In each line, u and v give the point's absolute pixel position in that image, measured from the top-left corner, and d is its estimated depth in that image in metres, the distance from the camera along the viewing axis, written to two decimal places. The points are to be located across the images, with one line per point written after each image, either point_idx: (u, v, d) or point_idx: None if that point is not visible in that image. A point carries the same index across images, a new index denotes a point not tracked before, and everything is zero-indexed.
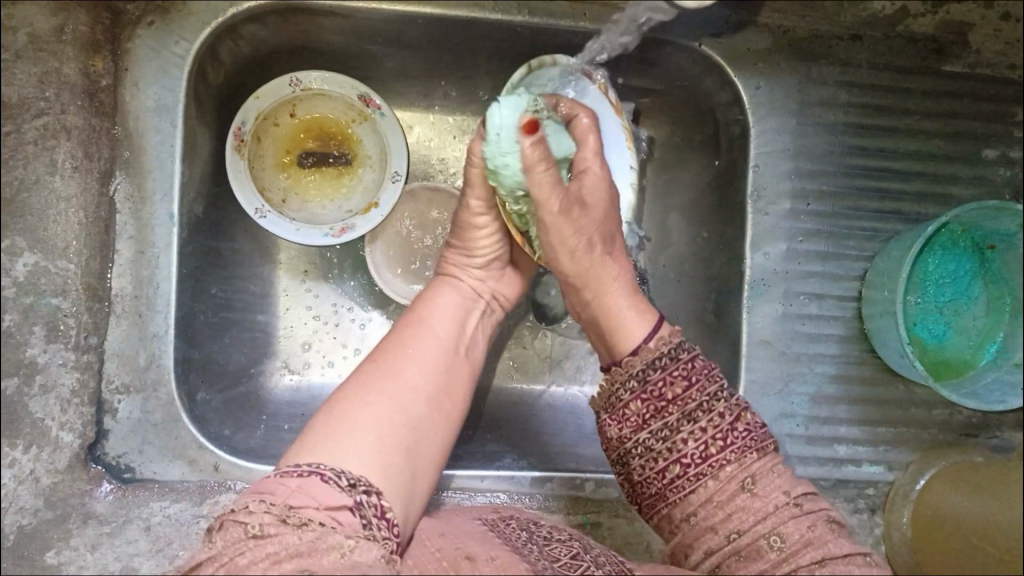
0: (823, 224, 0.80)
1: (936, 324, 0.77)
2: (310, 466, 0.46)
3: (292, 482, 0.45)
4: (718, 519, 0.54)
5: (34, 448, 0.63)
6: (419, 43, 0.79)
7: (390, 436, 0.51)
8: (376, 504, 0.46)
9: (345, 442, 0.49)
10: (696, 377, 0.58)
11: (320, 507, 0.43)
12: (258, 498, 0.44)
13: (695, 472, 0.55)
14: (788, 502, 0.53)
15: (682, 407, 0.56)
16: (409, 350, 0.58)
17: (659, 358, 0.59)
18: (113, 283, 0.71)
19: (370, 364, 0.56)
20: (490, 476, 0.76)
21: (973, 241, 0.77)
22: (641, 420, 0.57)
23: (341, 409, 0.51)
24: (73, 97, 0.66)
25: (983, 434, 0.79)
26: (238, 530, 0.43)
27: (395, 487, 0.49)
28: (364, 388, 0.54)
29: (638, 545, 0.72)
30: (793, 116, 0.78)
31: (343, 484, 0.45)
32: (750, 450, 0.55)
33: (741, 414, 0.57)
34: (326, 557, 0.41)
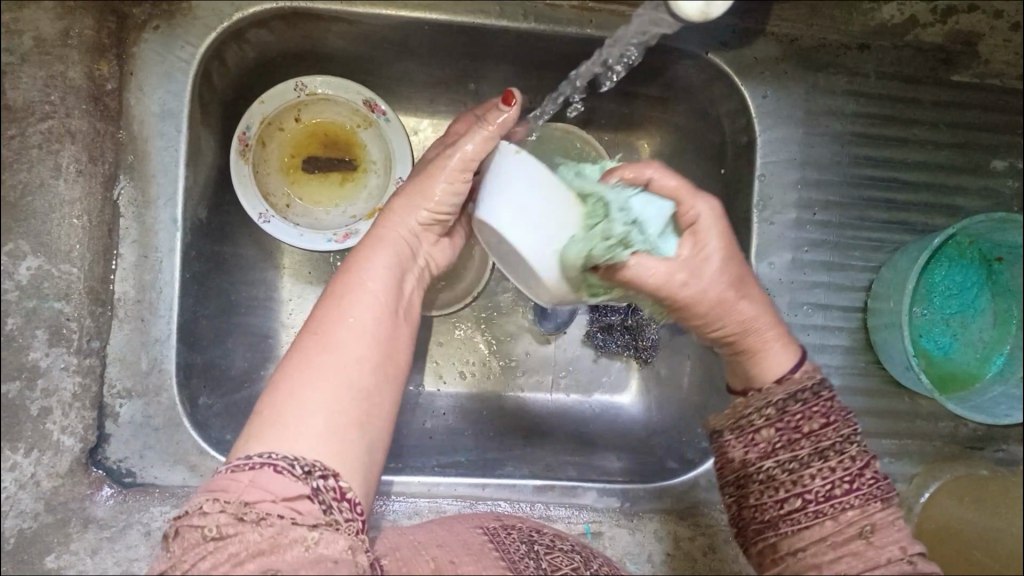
0: (829, 234, 0.79)
1: (941, 335, 0.76)
2: (260, 458, 0.45)
3: (244, 477, 0.43)
4: (826, 561, 0.50)
5: (36, 452, 0.63)
6: (425, 49, 0.78)
7: (342, 410, 0.48)
8: (334, 487, 0.45)
9: (295, 422, 0.47)
10: (836, 415, 0.54)
11: (277, 500, 0.43)
12: (212, 496, 0.43)
13: (814, 510, 0.51)
14: (904, 557, 0.50)
15: (815, 442, 0.52)
16: (346, 316, 0.53)
17: (784, 398, 0.55)
18: (116, 287, 0.71)
19: (313, 324, 0.53)
20: (492, 485, 0.76)
21: (980, 253, 0.76)
22: (768, 449, 0.54)
23: (285, 383, 0.49)
24: (78, 101, 0.66)
25: (989, 447, 0.78)
26: (193, 534, 0.42)
27: (352, 460, 0.48)
28: (305, 363, 0.50)
29: (638, 554, 0.71)
30: (800, 126, 0.78)
31: (298, 473, 0.44)
32: (875, 498, 0.51)
33: (872, 459, 0.52)
34: (289, 552, 0.41)
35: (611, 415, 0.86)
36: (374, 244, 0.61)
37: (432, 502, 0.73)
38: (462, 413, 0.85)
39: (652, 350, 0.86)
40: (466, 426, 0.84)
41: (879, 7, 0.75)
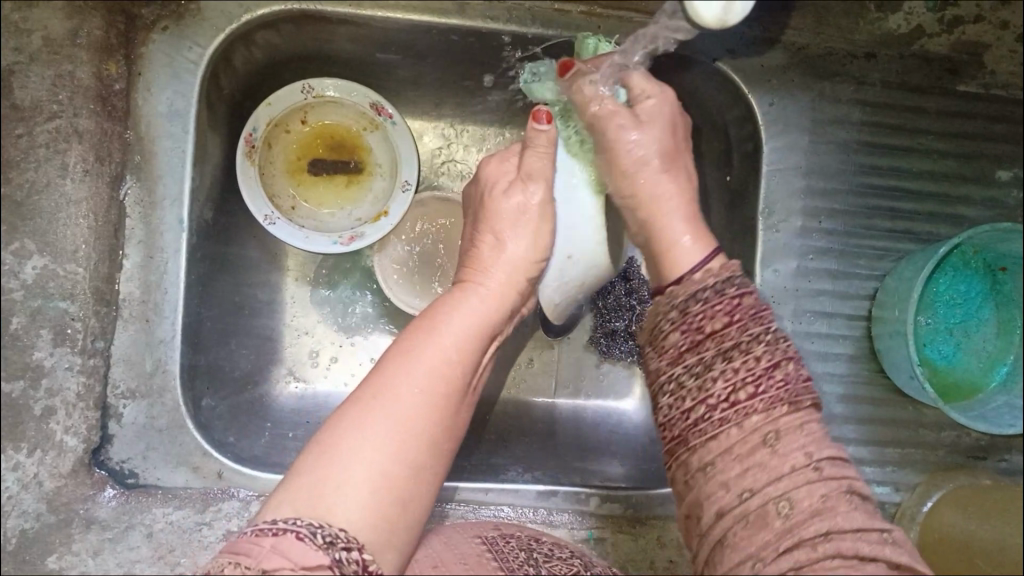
0: (834, 242, 0.79)
1: (946, 344, 0.76)
2: (286, 524, 0.43)
3: (266, 541, 0.41)
4: (732, 476, 0.46)
5: (38, 452, 0.63)
6: (432, 54, 0.78)
7: (386, 479, 0.47)
8: (357, 559, 0.43)
9: (328, 488, 0.45)
10: (742, 315, 0.51)
11: (295, 567, 0.40)
12: (234, 560, 0.41)
13: (719, 418, 0.48)
14: (807, 464, 0.45)
15: (719, 343, 0.50)
16: (411, 378, 0.52)
17: (705, 288, 0.53)
18: (121, 287, 0.71)
19: (369, 386, 0.51)
20: (495, 489, 0.76)
21: (985, 263, 0.76)
22: (680, 350, 0.52)
23: (336, 446, 0.47)
24: (86, 101, 0.66)
25: (992, 457, 0.79)
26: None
27: (382, 536, 0.46)
28: (366, 415, 0.49)
29: (642, 562, 0.72)
30: (806, 133, 0.78)
31: (319, 542, 0.42)
32: (781, 402, 0.47)
33: (782, 361, 0.49)
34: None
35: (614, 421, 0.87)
36: (449, 305, 0.59)
37: (436, 504, 0.73)
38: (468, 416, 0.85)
39: None
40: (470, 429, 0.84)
41: (886, 17, 0.75)
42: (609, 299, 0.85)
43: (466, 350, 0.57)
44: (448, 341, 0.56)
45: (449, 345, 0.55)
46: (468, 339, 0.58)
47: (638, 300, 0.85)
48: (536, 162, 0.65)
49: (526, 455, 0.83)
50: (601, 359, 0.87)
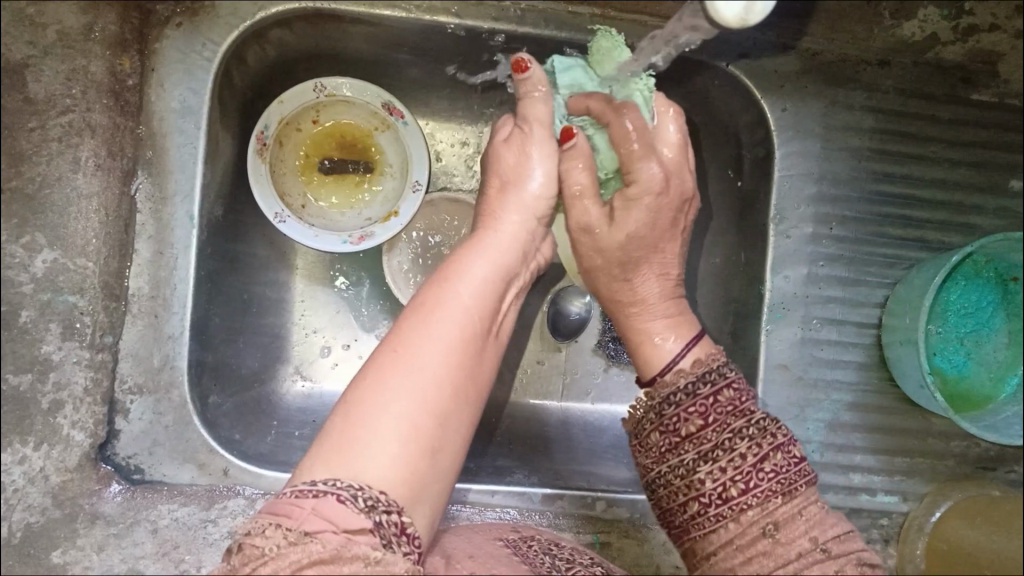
0: (844, 250, 0.79)
1: (956, 353, 0.76)
2: (325, 486, 0.43)
3: (307, 503, 0.42)
4: (737, 563, 0.52)
5: (45, 446, 0.63)
6: (444, 55, 0.79)
7: (416, 438, 0.47)
8: (396, 522, 0.44)
9: (360, 456, 0.45)
10: (717, 413, 0.56)
11: (338, 530, 0.41)
12: (276, 521, 0.42)
13: (716, 513, 0.53)
14: (814, 548, 0.51)
15: (698, 445, 0.55)
16: (431, 333, 0.52)
17: (677, 391, 0.58)
18: (130, 282, 0.71)
19: (389, 345, 0.51)
20: (501, 492, 0.76)
21: (997, 273, 0.76)
22: (663, 451, 0.57)
23: (361, 409, 0.47)
24: (98, 96, 0.66)
25: (1001, 468, 0.78)
26: (253, 555, 0.41)
27: (414, 491, 0.46)
28: (386, 373, 0.49)
29: (646, 567, 0.71)
30: (817, 140, 0.78)
31: (361, 505, 0.43)
32: (776, 493, 0.53)
33: (770, 451, 0.54)
34: (350, 565, 0.40)
35: (621, 425, 0.86)
36: (466, 260, 0.59)
37: None
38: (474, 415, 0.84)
39: None
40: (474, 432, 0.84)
41: (899, 25, 0.75)
42: None
43: (483, 306, 0.57)
44: (464, 297, 0.56)
45: (464, 301, 0.55)
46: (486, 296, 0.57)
47: None
48: (538, 108, 0.65)
49: (531, 457, 0.83)
50: (609, 362, 0.87)
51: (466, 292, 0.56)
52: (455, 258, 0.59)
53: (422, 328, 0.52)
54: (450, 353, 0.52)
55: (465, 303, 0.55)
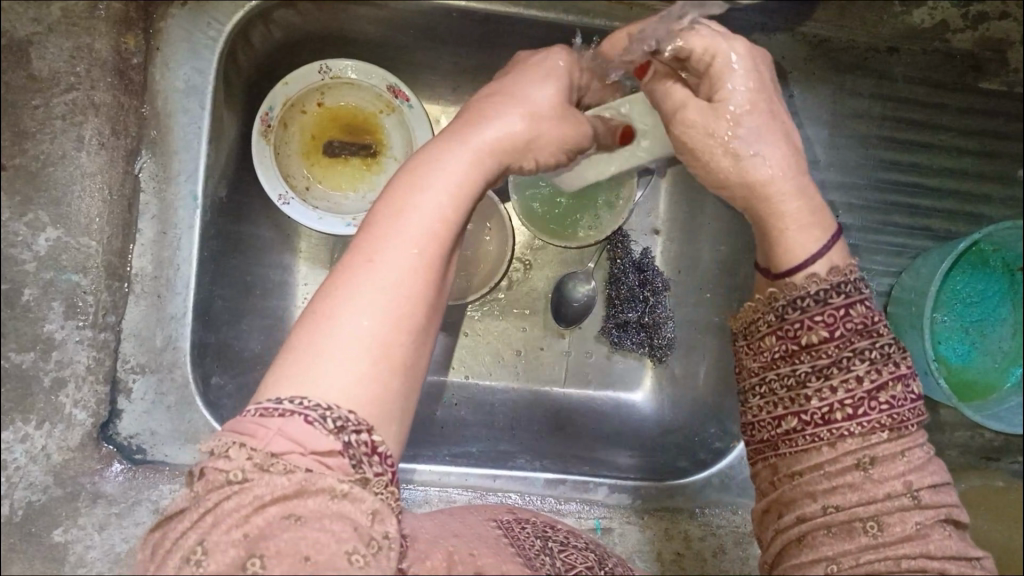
0: (850, 237, 0.79)
1: (960, 343, 0.75)
2: (292, 405, 0.40)
3: (273, 423, 0.39)
4: (820, 490, 0.49)
5: (47, 424, 0.63)
6: (451, 37, 0.78)
7: (384, 352, 0.43)
8: (367, 442, 0.41)
9: (326, 373, 0.42)
10: (846, 328, 0.50)
11: (305, 453, 0.39)
12: (238, 441, 0.40)
13: (812, 433, 0.50)
14: (904, 492, 0.48)
15: (816, 360, 0.50)
16: (399, 233, 0.47)
17: (805, 296, 0.51)
18: (134, 262, 0.70)
19: (356, 250, 0.46)
20: (503, 476, 0.77)
21: (1004, 263, 0.75)
22: (775, 356, 0.52)
23: (324, 318, 0.43)
24: (103, 74, 0.66)
25: (1005, 458, 0.77)
26: (217, 480, 0.39)
27: (385, 406, 0.43)
28: (351, 282, 0.44)
29: (648, 552, 0.71)
30: (827, 126, 0.79)
31: (329, 426, 0.40)
32: (880, 428, 0.48)
33: (889, 381, 0.49)
34: (313, 499, 0.39)
35: (625, 414, 0.86)
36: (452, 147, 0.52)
37: (442, 491, 0.74)
38: (474, 402, 0.85)
39: (666, 349, 0.85)
40: (473, 417, 0.84)
41: (910, 11, 0.73)
42: (622, 289, 0.84)
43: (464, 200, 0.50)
44: (447, 191, 0.49)
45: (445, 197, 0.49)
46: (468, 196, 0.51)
47: (652, 291, 0.84)
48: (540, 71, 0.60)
49: (535, 443, 0.83)
50: (611, 349, 0.87)
51: (447, 185, 0.50)
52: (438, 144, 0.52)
53: (391, 226, 0.47)
54: (425, 256, 0.47)
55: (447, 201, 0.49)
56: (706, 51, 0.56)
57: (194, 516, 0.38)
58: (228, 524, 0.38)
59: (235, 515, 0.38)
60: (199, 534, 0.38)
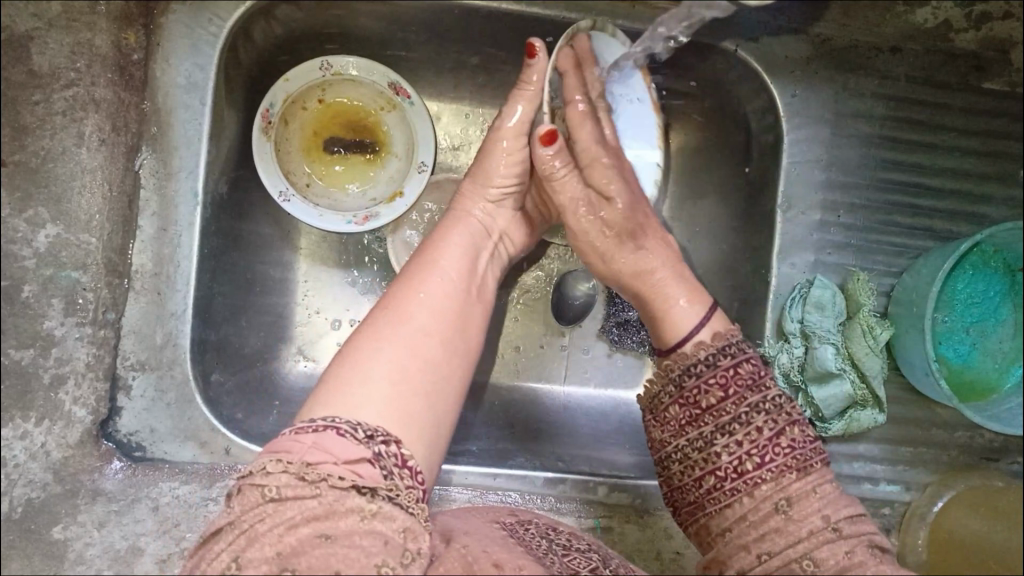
0: (851, 238, 0.78)
1: (961, 343, 0.75)
2: (324, 422, 0.46)
3: (308, 438, 0.44)
4: (751, 539, 0.53)
5: (47, 421, 0.63)
6: (452, 34, 0.78)
7: (409, 382, 0.50)
8: (395, 453, 0.46)
9: (363, 394, 0.48)
10: (738, 386, 0.57)
11: (338, 461, 0.43)
12: (275, 457, 0.43)
13: (730, 488, 0.55)
14: (826, 527, 0.52)
15: (717, 419, 0.57)
16: (414, 301, 0.56)
17: (696, 363, 0.59)
18: (134, 259, 0.70)
19: (380, 311, 0.55)
20: (503, 475, 0.76)
21: (1005, 263, 0.75)
22: (682, 424, 0.58)
23: (355, 356, 0.51)
24: (104, 70, 0.66)
25: (1005, 458, 0.78)
26: (253, 494, 0.42)
27: (415, 428, 0.49)
28: (379, 332, 0.52)
29: (647, 552, 0.71)
30: (828, 126, 0.78)
31: (359, 437, 0.45)
32: (790, 470, 0.54)
33: (787, 427, 0.56)
34: (345, 520, 0.42)
35: (623, 412, 0.87)
36: (442, 249, 0.63)
37: (442, 489, 0.73)
38: (475, 401, 0.84)
39: None
40: (474, 415, 0.84)
41: (912, 10, 0.75)
42: None
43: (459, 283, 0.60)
44: (446, 277, 0.60)
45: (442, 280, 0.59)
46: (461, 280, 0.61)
47: None
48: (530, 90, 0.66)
49: (534, 442, 0.83)
50: (611, 347, 0.87)
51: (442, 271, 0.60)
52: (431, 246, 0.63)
53: (408, 296, 0.56)
54: (433, 316, 0.56)
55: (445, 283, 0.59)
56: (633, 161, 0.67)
57: (231, 537, 0.41)
58: (269, 537, 0.40)
59: (271, 533, 0.41)
60: (233, 551, 0.40)
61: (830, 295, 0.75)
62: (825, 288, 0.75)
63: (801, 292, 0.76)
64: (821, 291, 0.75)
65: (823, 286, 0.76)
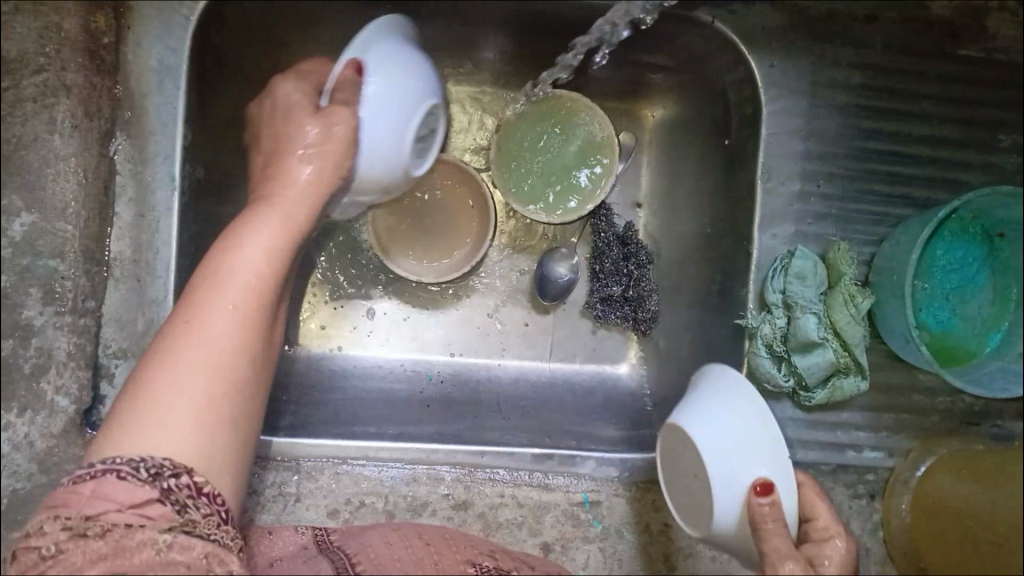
0: (831, 207, 0.79)
1: (940, 310, 0.76)
2: (110, 463, 0.46)
3: (85, 488, 0.45)
4: None
5: (29, 412, 0.63)
6: (427, 11, 0.77)
7: (215, 401, 0.51)
8: (187, 484, 0.47)
9: (165, 416, 0.48)
10: None
11: (122, 507, 0.45)
12: (53, 513, 0.45)
13: None
14: None
15: None
16: (212, 306, 0.54)
17: None
18: (112, 247, 0.69)
19: (185, 318, 0.54)
20: (490, 452, 0.74)
21: (983, 229, 0.76)
22: None
23: (156, 378, 0.50)
24: (74, 54, 0.65)
25: (985, 422, 0.79)
26: (30, 555, 0.43)
27: (218, 458, 0.50)
28: (183, 350, 0.52)
29: (637, 524, 0.73)
30: (806, 96, 0.78)
31: (143, 476, 0.46)
32: None
33: None
34: (137, 555, 0.43)
35: (609, 386, 0.87)
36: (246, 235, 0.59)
37: (431, 469, 0.73)
38: (458, 379, 0.86)
39: (650, 322, 0.87)
40: (462, 396, 0.85)
41: None
42: (606, 263, 0.86)
43: (260, 284, 0.57)
44: (237, 274, 0.56)
45: (251, 273, 0.57)
46: (272, 252, 0.59)
47: (635, 264, 0.86)
48: (776, 520, 0.57)
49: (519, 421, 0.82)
50: (596, 323, 0.88)
51: (247, 269, 0.57)
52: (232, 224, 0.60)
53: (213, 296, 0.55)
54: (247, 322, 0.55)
55: (245, 264, 0.57)
56: (824, 529, 0.61)
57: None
58: None
59: None
60: None
61: (810, 264, 0.75)
62: (804, 259, 0.76)
63: (780, 262, 0.76)
64: (802, 262, 0.75)
65: (802, 257, 0.76)
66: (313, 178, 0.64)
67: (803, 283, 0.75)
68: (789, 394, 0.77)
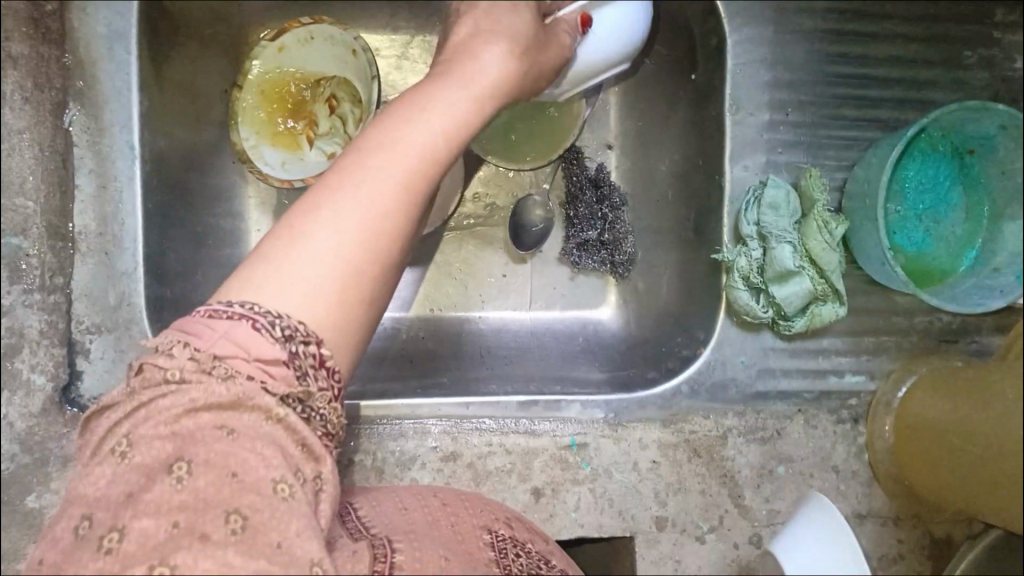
0: (802, 135, 0.78)
1: (915, 231, 0.77)
2: (240, 308, 0.41)
3: (221, 326, 0.40)
4: None
5: (6, 393, 0.62)
6: None
7: (343, 264, 0.43)
8: (314, 354, 0.41)
9: (298, 274, 0.42)
10: None
11: (249, 358, 0.40)
12: (184, 339, 0.40)
13: None
14: None
15: None
16: (373, 166, 0.45)
17: None
18: (75, 221, 0.68)
19: (337, 171, 0.45)
20: (476, 402, 0.76)
21: (952, 146, 0.76)
22: None
23: (294, 222, 0.43)
24: (19, 24, 0.62)
25: (963, 339, 0.79)
26: (155, 376, 0.40)
27: (344, 332, 0.43)
28: (318, 202, 0.43)
29: (624, 464, 0.74)
30: (771, 24, 0.77)
31: (276, 334, 0.40)
32: None
33: None
34: (248, 415, 0.39)
35: (591, 330, 0.87)
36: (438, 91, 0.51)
37: (415, 422, 0.74)
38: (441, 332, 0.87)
39: (628, 264, 0.86)
40: (445, 349, 0.85)
41: None
42: (581, 208, 0.86)
43: (439, 151, 0.48)
44: (432, 128, 0.48)
45: (425, 140, 0.47)
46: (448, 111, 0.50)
47: (610, 207, 0.85)
48: None
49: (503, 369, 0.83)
50: (575, 269, 0.88)
51: (419, 136, 0.47)
52: (422, 85, 0.52)
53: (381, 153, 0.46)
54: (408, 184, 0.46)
55: (419, 131, 0.48)
56: None
57: (127, 409, 0.39)
58: (147, 433, 0.38)
59: (168, 413, 0.38)
60: (120, 435, 0.39)
61: (782, 195, 0.75)
62: (777, 189, 0.75)
63: (756, 192, 0.77)
64: (775, 192, 0.75)
65: (776, 185, 0.76)
66: (504, 62, 0.55)
67: (776, 213, 0.75)
68: (769, 325, 0.77)
